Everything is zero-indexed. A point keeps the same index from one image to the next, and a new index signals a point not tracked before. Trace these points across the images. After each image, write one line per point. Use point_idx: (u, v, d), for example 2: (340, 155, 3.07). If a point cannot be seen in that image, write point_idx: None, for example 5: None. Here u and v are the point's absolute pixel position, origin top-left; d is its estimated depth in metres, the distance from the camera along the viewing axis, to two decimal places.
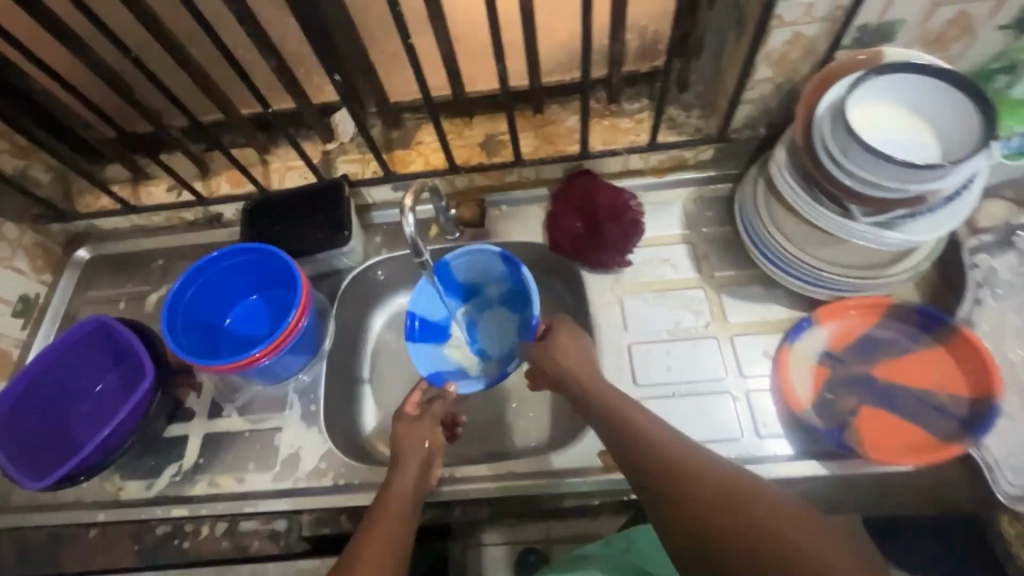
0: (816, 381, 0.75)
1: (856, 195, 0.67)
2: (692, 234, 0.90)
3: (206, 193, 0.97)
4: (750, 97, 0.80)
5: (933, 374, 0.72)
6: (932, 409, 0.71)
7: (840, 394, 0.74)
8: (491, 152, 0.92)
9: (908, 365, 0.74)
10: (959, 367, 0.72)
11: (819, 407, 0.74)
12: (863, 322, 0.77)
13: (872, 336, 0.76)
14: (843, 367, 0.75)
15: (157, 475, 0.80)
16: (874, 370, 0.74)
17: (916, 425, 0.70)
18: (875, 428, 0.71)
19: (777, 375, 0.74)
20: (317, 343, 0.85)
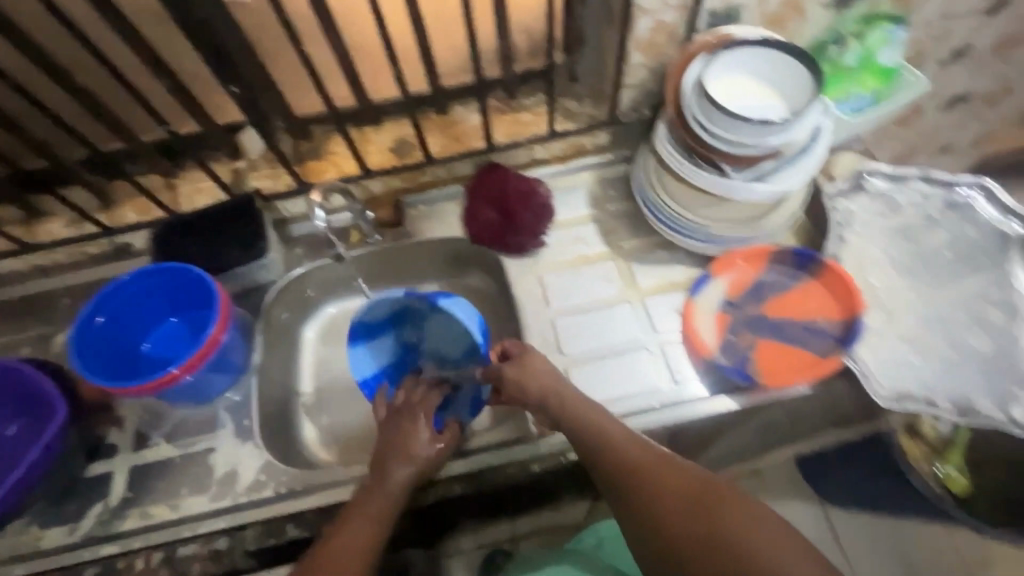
0: (719, 328, 0.83)
1: (726, 155, 0.76)
2: (599, 211, 0.96)
3: (111, 223, 0.94)
4: (630, 81, 0.89)
5: (811, 303, 0.82)
6: (813, 332, 0.80)
7: (738, 333, 0.83)
8: (402, 154, 0.96)
9: (792, 300, 0.83)
10: (831, 293, 0.82)
11: (723, 347, 0.82)
12: (751, 268, 0.86)
13: (759, 280, 0.85)
14: (739, 310, 0.84)
15: (80, 518, 0.76)
16: (765, 308, 0.84)
17: (804, 348, 0.79)
18: (769, 357, 0.80)
19: (686, 335, 0.82)
20: (243, 358, 0.84)
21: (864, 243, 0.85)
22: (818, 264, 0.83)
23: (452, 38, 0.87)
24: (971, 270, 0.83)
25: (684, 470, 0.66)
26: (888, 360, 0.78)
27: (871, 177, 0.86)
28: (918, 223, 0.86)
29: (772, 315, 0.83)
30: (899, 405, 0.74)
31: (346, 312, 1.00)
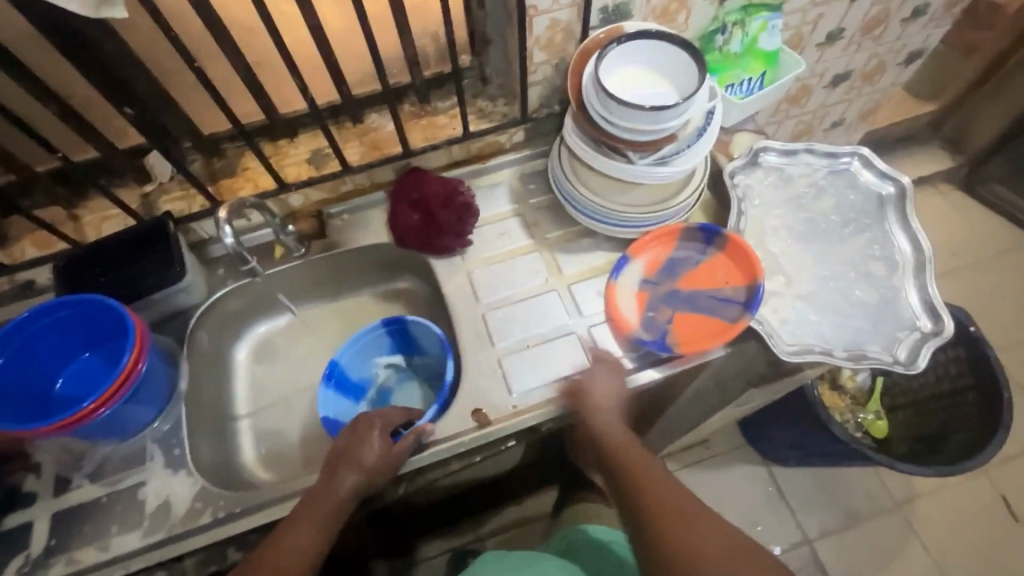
0: (639, 307, 0.88)
1: (628, 143, 0.80)
2: (521, 206, 0.99)
3: (9, 261, 0.89)
4: (536, 78, 0.92)
5: (719, 274, 0.88)
6: (723, 301, 0.86)
7: (656, 309, 0.87)
8: (319, 165, 0.95)
9: (701, 272, 0.89)
10: (736, 263, 0.87)
11: (644, 322, 0.86)
12: (666, 247, 0.91)
13: (673, 257, 0.90)
14: (655, 288, 0.89)
15: (1, 573, 0.72)
16: (679, 284, 0.89)
17: (716, 317, 0.85)
18: (685, 328, 0.85)
19: (609, 315, 0.86)
20: (169, 387, 0.81)
21: (762, 214, 0.92)
22: (722, 238, 0.88)
23: None
24: (856, 231, 0.91)
25: (727, 528, 0.62)
26: (790, 318, 0.85)
27: (763, 154, 0.94)
28: (809, 192, 0.94)
29: (686, 290, 0.88)
30: (801, 358, 0.80)
31: (277, 329, 1.00)
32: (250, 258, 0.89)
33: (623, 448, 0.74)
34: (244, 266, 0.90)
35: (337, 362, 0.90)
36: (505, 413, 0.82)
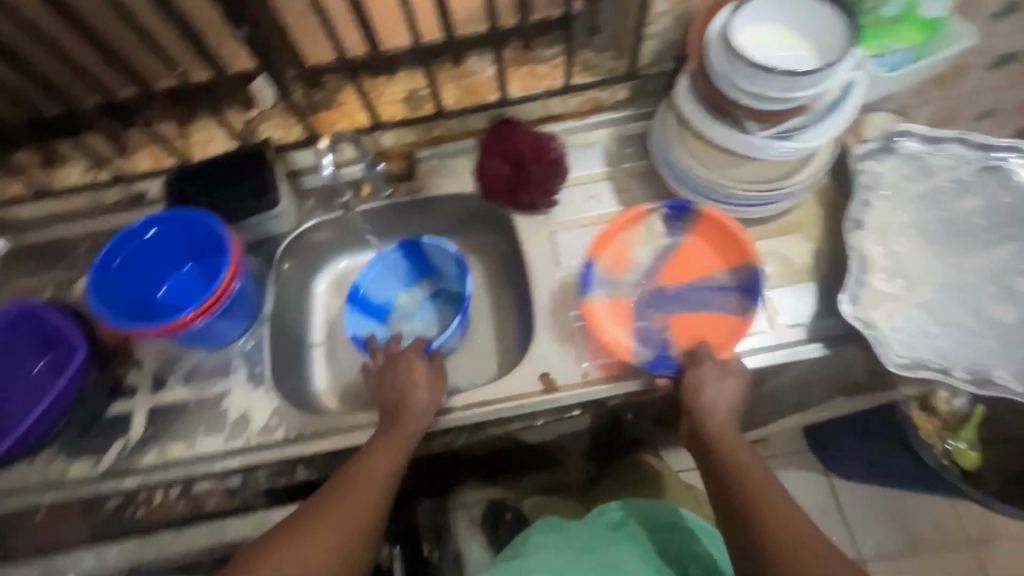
0: (631, 313, 0.83)
1: (750, 109, 0.72)
2: (613, 169, 0.94)
3: (127, 171, 0.95)
4: (652, 31, 0.85)
5: (704, 262, 0.85)
6: (715, 291, 0.83)
7: (647, 317, 0.83)
8: (414, 107, 0.95)
9: (677, 262, 0.86)
10: (716, 243, 0.85)
11: (640, 334, 0.81)
12: (619, 252, 0.86)
13: (669, 250, 0.87)
14: (643, 296, 0.85)
15: (104, 452, 0.79)
16: (656, 278, 0.86)
17: (721, 312, 0.81)
18: (684, 332, 0.81)
19: (597, 331, 0.80)
20: (256, 307, 0.86)
21: (890, 206, 0.82)
22: (693, 216, 0.85)
23: None
24: (1000, 240, 0.80)
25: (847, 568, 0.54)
26: (904, 326, 0.76)
27: (904, 138, 0.83)
28: (950, 187, 0.82)
29: (670, 287, 0.85)
30: (913, 372, 0.72)
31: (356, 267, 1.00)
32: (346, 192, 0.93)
33: (738, 454, 0.67)
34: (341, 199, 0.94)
35: (360, 286, 0.91)
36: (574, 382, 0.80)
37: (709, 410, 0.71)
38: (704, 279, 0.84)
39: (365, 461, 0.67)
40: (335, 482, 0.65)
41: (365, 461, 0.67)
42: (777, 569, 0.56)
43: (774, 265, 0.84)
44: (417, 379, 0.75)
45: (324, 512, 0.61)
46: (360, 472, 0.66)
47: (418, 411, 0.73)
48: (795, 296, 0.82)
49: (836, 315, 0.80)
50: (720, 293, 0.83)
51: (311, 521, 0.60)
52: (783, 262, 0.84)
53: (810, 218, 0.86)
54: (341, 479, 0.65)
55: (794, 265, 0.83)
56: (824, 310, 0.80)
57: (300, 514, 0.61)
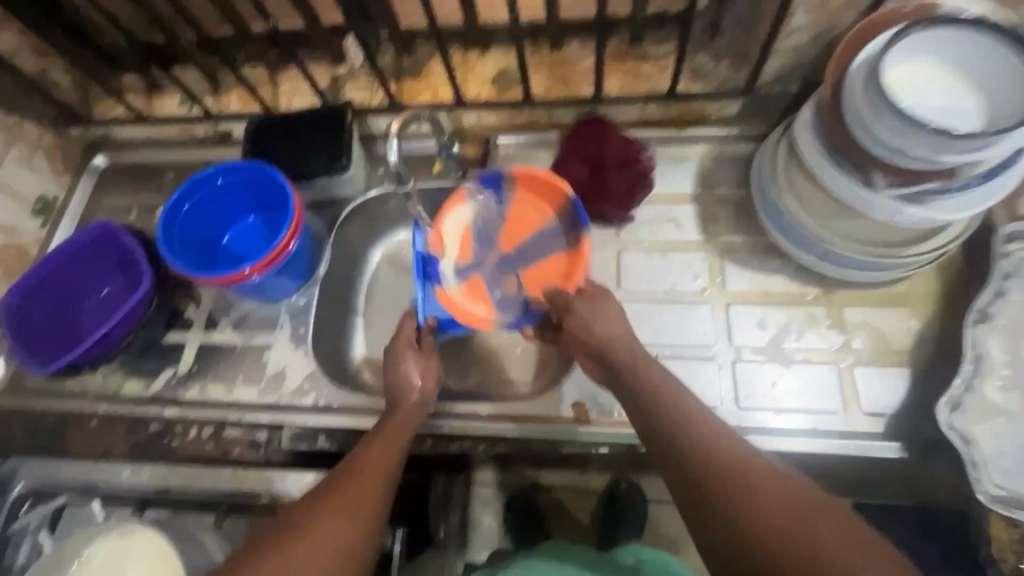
0: (487, 289, 0.82)
1: (883, 165, 0.61)
2: (702, 193, 0.85)
3: (216, 110, 0.97)
4: (784, 47, 0.73)
5: (531, 215, 0.84)
6: (557, 235, 0.82)
7: (501, 283, 0.82)
8: (502, 89, 0.89)
9: (513, 223, 0.84)
10: (538, 201, 0.83)
11: (503, 299, 0.81)
12: (459, 235, 0.83)
13: (480, 224, 0.83)
14: (490, 269, 0.83)
15: (155, 377, 0.84)
16: (496, 248, 0.84)
17: (566, 252, 0.80)
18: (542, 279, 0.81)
19: (460, 320, 0.78)
20: (311, 268, 0.87)
21: None
22: (511, 184, 0.82)
23: None
24: None
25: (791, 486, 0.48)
26: (1011, 450, 0.64)
27: None
28: None
29: (512, 251, 0.84)
30: (1009, 511, 0.61)
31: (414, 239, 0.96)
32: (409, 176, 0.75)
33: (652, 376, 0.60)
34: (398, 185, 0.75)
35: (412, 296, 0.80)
36: (609, 418, 0.75)
37: (602, 345, 0.65)
38: (780, 337, 0.75)
39: (364, 454, 0.64)
40: (330, 484, 0.61)
41: (360, 456, 0.64)
42: (723, 514, 0.48)
43: (864, 340, 0.73)
44: (408, 368, 0.73)
45: (330, 507, 0.57)
46: (355, 466, 0.62)
47: (411, 406, 0.71)
48: (882, 381, 0.71)
49: (925, 414, 0.69)
50: (795, 357, 0.74)
51: (315, 520, 0.56)
52: (876, 339, 0.73)
53: (919, 294, 0.74)
54: (338, 476, 0.62)
55: (887, 344, 0.73)
56: (912, 405, 0.70)
57: (301, 515, 0.57)
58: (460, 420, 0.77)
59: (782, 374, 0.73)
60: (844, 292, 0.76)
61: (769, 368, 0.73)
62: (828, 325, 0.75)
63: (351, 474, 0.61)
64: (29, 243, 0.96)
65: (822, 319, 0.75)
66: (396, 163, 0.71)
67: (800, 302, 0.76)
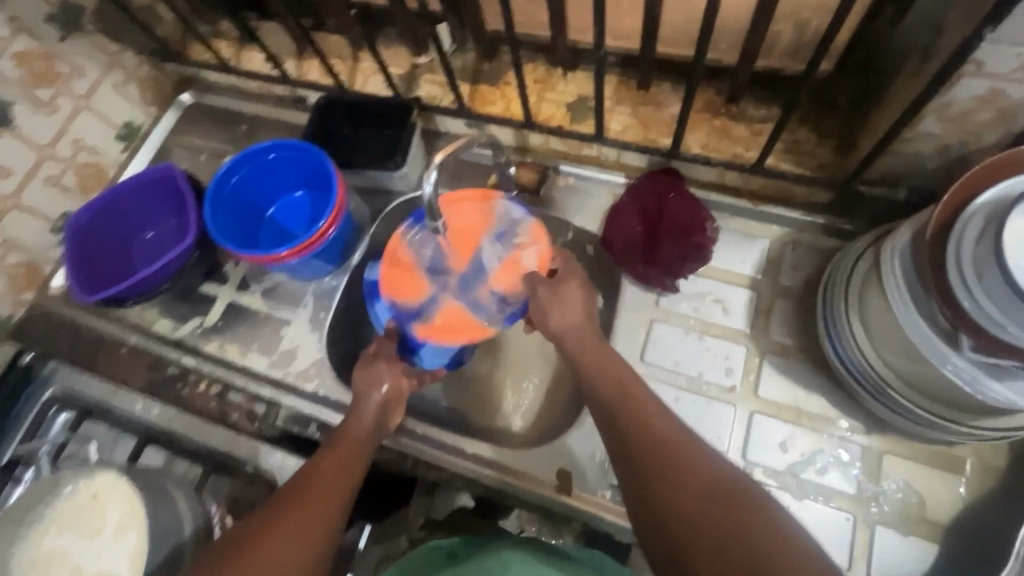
0: (462, 308, 0.79)
1: (977, 332, 0.51)
2: (762, 281, 0.77)
3: (295, 74, 0.99)
4: (901, 150, 0.63)
5: (468, 218, 0.80)
6: (507, 234, 0.79)
7: (472, 296, 0.80)
8: (576, 118, 0.83)
9: (459, 234, 0.80)
10: (472, 213, 0.80)
11: (476, 308, 0.79)
12: (405, 275, 0.80)
13: (424, 255, 0.80)
14: (450, 289, 0.80)
15: (183, 322, 0.89)
16: (450, 270, 0.81)
17: (521, 240, 0.78)
18: (512, 270, 0.77)
19: (457, 339, 0.77)
20: (344, 255, 0.86)
21: None
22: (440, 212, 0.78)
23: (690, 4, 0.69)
24: None
25: (704, 462, 0.51)
26: None
27: None
28: None
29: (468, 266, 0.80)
30: None
31: None
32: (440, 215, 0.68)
33: (600, 357, 0.63)
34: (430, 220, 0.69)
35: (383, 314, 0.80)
36: (590, 497, 0.70)
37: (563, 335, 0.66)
38: (801, 467, 0.67)
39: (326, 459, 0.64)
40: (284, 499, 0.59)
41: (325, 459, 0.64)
42: (655, 490, 0.51)
43: (896, 499, 0.65)
44: (380, 376, 0.71)
45: (301, 504, 0.58)
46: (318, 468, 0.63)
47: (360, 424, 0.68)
48: (902, 551, 0.63)
49: None
50: (811, 493, 0.66)
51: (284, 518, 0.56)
52: (912, 502, 0.64)
53: (980, 466, 0.64)
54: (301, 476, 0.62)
55: (921, 512, 0.64)
56: None
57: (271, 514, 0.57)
58: (439, 447, 0.76)
59: (790, 507, 0.66)
60: (889, 436, 0.67)
61: (777, 496, 0.66)
62: (861, 470, 0.66)
63: (317, 476, 0.61)
64: (109, 165, 1.01)
65: (857, 459, 0.67)
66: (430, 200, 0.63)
67: (836, 434, 0.68)
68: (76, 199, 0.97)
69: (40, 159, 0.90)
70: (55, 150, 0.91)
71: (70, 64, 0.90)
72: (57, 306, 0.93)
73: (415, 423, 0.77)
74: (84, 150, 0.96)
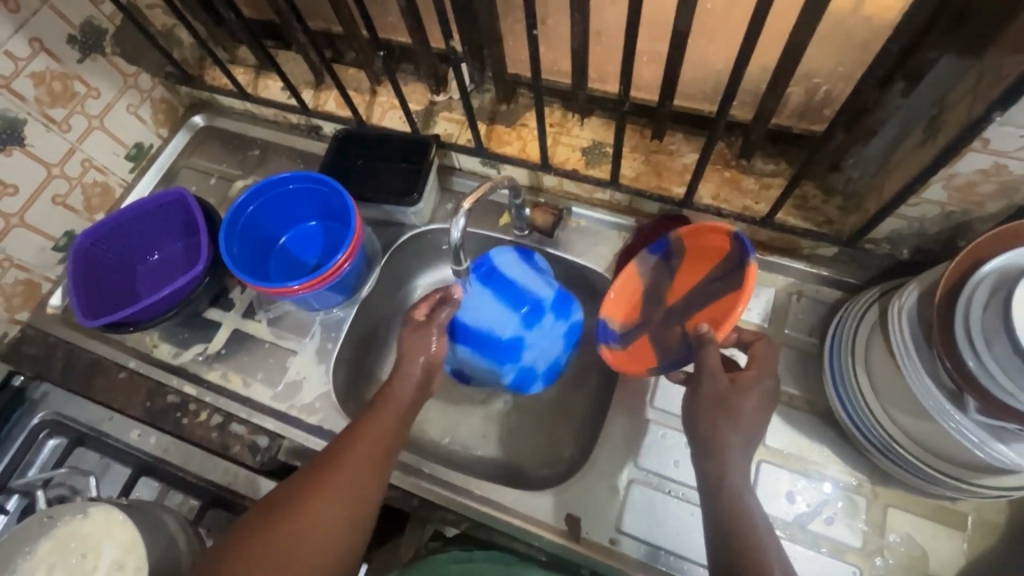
0: (651, 350, 0.75)
1: (981, 393, 0.54)
2: (769, 330, 0.79)
3: (312, 104, 0.99)
4: (907, 213, 0.66)
5: (708, 247, 0.73)
6: (731, 272, 0.69)
7: (664, 339, 0.75)
8: (591, 162, 0.85)
9: (691, 263, 0.76)
10: (710, 247, 0.73)
11: (665, 352, 0.74)
12: (630, 300, 0.79)
13: (649, 281, 0.79)
14: (659, 323, 0.77)
15: (186, 348, 0.88)
16: (664, 301, 0.77)
17: (731, 290, 0.68)
18: (708, 316, 0.70)
19: (616, 367, 0.75)
20: (356, 287, 0.86)
21: None
22: (677, 242, 0.76)
23: (709, 61, 0.72)
24: None
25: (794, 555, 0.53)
26: None
27: None
28: None
29: (682, 302, 0.75)
30: None
31: (430, 282, 0.97)
32: (466, 259, 0.72)
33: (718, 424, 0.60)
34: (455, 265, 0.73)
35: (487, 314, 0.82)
36: (599, 544, 0.70)
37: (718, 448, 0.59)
38: (809, 518, 0.68)
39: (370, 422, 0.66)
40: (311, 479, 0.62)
41: (344, 464, 0.62)
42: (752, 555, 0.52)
43: (900, 552, 0.66)
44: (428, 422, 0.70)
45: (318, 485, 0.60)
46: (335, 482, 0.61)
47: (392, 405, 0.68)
48: None
49: None
50: (819, 545, 0.67)
51: (323, 494, 0.59)
52: (916, 555, 0.66)
53: (982, 522, 0.66)
54: (311, 483, 0.60)
55: (925, 565, 0.66)
56: None
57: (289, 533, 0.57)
58: (444, 486, 0.75)
59: (798, 559, 0.67)
60: (892, 490, 0.69)
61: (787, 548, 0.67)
62: (867, 523, 0.68)
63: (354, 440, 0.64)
64: (116, 184, 1.00)
65: (862, 514, 0.68)
66: (458, 242, 0.67)
67: (842, 486, 0.70)
68: (80, 218, 0.95)
69: (49, 177, 0.88)
70: (64, 169, 0.90)
71: (86, 84, 0.90)
72: (53, 326, 0.91)
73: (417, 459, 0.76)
74: (92, 168, 0.95)
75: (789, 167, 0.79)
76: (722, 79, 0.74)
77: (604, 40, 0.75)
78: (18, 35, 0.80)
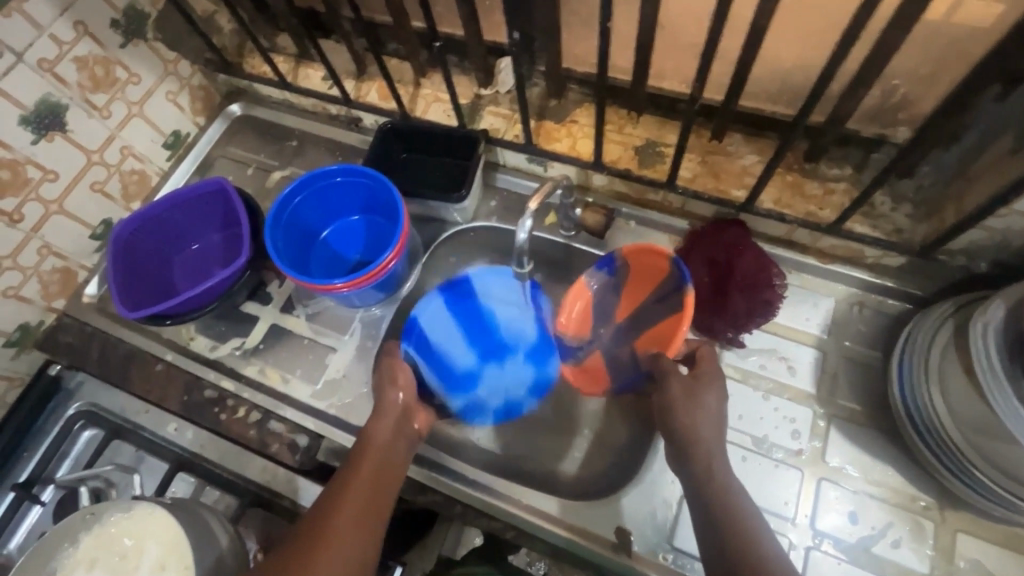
0: (602, 362, 0.81)
1: None
2: (829, 342, 0.76)
3: (354, 95, 0.97)
4: (992, 225, 0.62)
5: (648, 267, 0.76)
6: (672, 296, 0.75)
7: (616, 353, 0.81)
8: (644, 163, 0.82)
9: (636, 277, 0.78)
10: (650, 269, 0.76)
11: (618, 364, 0.80)
12: (582, 319, 0.80)
13: (596, 301, 0.80)
14: (611, 338, 0.81)
15: (222, 341, 0.87)
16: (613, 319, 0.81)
17: (675, 313, 0.74)
18: (654, 337, 0.77)
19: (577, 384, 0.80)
20: (397, 285, 0.84)
21: None
22: (622, 261, 0.76)
23: (782, 61, 0.69)
24: None
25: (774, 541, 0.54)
26: None
27: None
28: None
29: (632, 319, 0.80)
30: None
31: None
32: (528, 261, 0.73)
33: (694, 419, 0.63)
34: (517, 266, 0.74)
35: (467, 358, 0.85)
36: (649, 560, 0.68)
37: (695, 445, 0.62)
38: (872, 541, 0.65)
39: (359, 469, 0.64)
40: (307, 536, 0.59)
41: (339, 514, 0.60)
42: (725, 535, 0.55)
43: None
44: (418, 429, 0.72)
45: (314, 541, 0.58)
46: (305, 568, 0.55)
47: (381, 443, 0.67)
48: None
49: None
50: (883, 569, 0.64)
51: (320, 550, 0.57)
52: None
53: None
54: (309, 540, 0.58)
55: None
56: None
57: None
58: (488, 494, 0.73)
59: None
60: (961, 514, 0.66)
61: (847, 571, 0.64)
62: (934, 548, 0.65)
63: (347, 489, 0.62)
64: (153, 172, 0.98)
65: (929, 538, 0.65)
66: (523, 243, 0.68)
67: (908, 507, 0.67)
68: (117, 206, 0.94)
69: (88, 165, 0.87)
70: (104, 156, 0.89)
71: (127, 70, 0.88)
72: (91, 315, 0.90)
73: (458, 463, 0.74)
74: (131, 156, 0.93)
75: (856, 172, 0.76)
76: (792, 79, 0.70)
77: (668, 36, 0.72)
78: (63, 18, 0.78)
